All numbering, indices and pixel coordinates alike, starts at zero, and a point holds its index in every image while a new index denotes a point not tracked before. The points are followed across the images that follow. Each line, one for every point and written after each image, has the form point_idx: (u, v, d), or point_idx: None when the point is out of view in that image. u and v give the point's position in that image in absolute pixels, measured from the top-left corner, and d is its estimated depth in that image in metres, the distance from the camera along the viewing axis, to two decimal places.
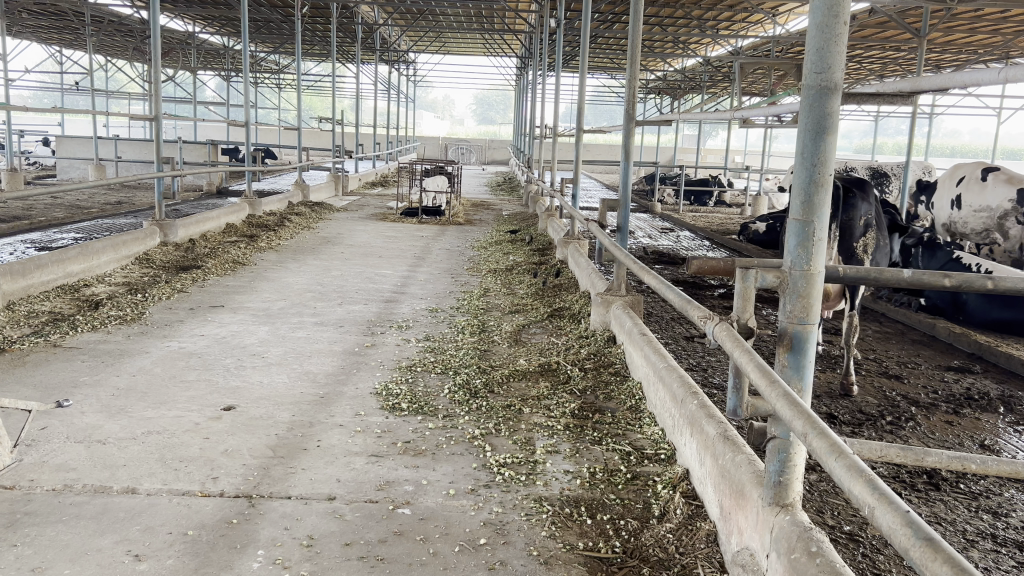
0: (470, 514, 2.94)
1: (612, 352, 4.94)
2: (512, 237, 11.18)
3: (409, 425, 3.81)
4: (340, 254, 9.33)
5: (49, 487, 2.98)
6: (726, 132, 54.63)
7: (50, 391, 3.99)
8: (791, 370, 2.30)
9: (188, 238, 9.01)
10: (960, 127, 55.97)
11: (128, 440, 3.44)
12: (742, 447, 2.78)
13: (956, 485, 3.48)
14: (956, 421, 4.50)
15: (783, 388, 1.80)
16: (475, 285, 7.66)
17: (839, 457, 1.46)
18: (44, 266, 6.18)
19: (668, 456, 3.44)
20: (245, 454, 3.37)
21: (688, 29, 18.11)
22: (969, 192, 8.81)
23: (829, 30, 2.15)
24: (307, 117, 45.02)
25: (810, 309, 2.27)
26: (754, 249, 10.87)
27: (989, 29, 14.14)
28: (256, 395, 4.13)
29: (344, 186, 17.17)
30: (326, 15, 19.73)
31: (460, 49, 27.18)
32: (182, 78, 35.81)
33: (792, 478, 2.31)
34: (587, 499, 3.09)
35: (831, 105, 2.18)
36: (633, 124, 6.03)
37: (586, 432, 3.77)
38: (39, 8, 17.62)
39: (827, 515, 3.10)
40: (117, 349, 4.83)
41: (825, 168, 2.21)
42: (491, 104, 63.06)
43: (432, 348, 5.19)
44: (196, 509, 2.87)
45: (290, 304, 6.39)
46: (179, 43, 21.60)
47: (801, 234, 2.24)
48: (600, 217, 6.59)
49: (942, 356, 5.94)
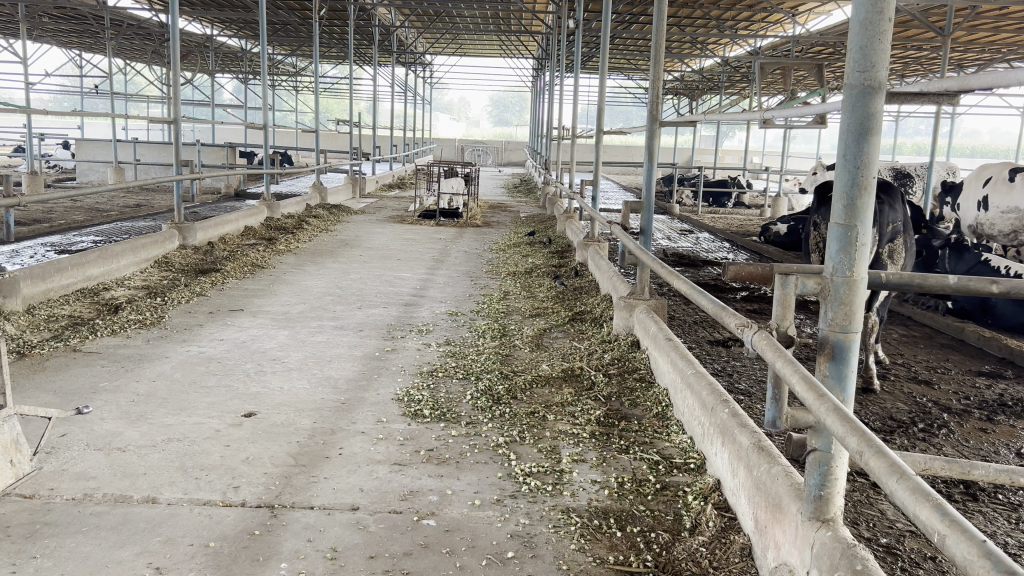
0: (496, 526, 2.87)
1: (636, 357, 4.84)
2: (530, 240, 11.10)
3: (432, 432, 3.75)
4: (358, 257, 9.30)
5: (69, 497, 2.94)
6: (744, 132, 54.25)
7: (70, 397, 3.97)
8: (833, 380, 2.20)
9: (207, 241, 9.02)
10: (980, 129, 55.49)
11: (148, 448, 3.40)
12: (778, 458, 2.69)
13: (995, 496, 3.37)
14: (990, 428, 4.37)
15: (834, 402, 1.68)
16: (494, 288, 7.60)
17: (901, 478, 1.32)
18: (64, 270, 6.18)
19: (697, 466, 3.36)
20: (266, 462, 3.32)
21: (708, 30, 17.96)
22: (996, 193, 8.57)
23: (873, 26, 2.06)
24: (324, 119, 45.31)
25: (853, 316, 2.17)
26: (775, 251, 10.73)
27: (1012, 29, 13.95)
28: (276, 401, 4.08)
29: (361, 188, 17.18)
30: (344, 18, 19.79)
31: (477, 51, 27.20)
32: (201, 82, 36.07)
33: (834, 492, 2.21)
34: (616, 511, 3.01)
35: (875, 103, 2.08)
36: (657, 125, 5.92)
37: (612, 441, 3.69)
38: (59, 12, 17.73)
39: (863, 526, 2.99)
40: (137, 354, 4.81)
41: (868, 171, 2.12)
42: (506, 105, 63.15)
43: (454, 353, 5.12)
44: (218, 520, 2.82)
45: (310, 308, 6.35)
46: (198, 46, 21.73)
47: (843, 239, 2.16)
48: (623, 219, 6.50)
49: (973, 361, 5.79)
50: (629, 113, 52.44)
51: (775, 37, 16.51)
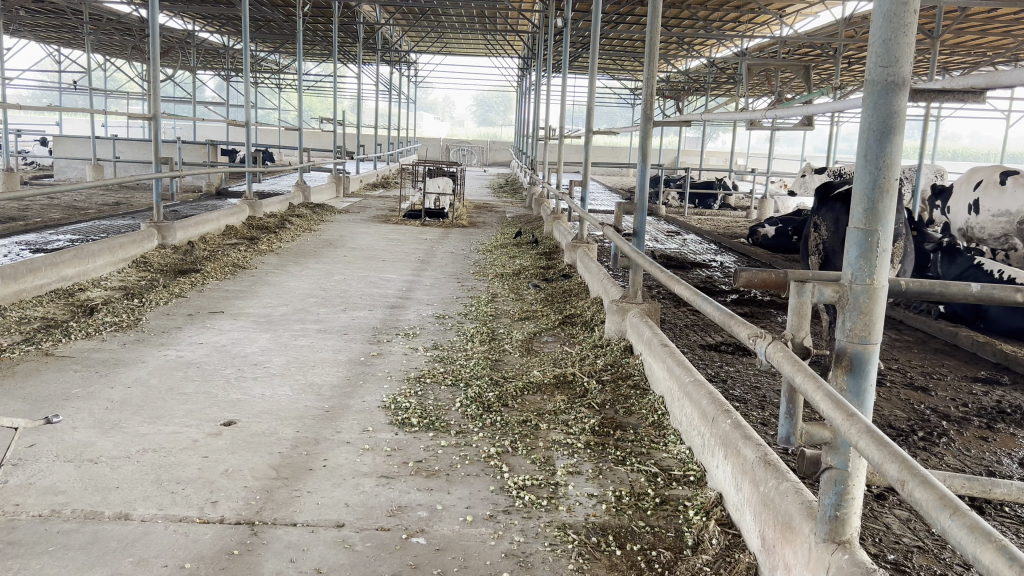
0: (490, 544, 2.73)
1: (629, 362, 4.72)
2: (517, 241, 10.95)
3: (421, 442, 3.59)
4: (342, 257, 9.11)
5: (34, 513, 2.76)
6: (728, 133, 54.67)
7: (40, 405, 3.78)
8: (850, 394, 2.08)
9: (187, 240, 8.81)
10: (958, 132, 56.46)
11: (122, 459, 3.23)
12: (787, 473, 2.57)
13: (1000, 507, 3.15)
14: (990, 437, 4.26)
15: (864, 422, 1.57)
16: (482, 290, 7.45)
17: (955, 515, 1.22)
18: (38, 270, 5.97)
19: (698, 478, 3.24)
20: (246, 475, 3.15)
21: (695, 30, 17.86)
22: (987, 197, 8.55)
23: (898, 18, 1.94)
24: (308, 118, 45.04)
25: (872, 327, 2.04)
26: (764, 253, 10.62)
27: (998, 32, 13.99)
28: (257, 409, 3.91)
29: (344, 187, 16.96)
30: (327, 14, 19.53)
31: (462, 49, 27.05)
32: (181, 79, 35.44)
33: (850, 512, 2.08)
34: (614, 527, 2.88)
35: (898, 101, 1.97)
36: (650, 125, 5.75)
37: (607, 451, 3.56)
38: (37, 6, 17.31)
39: (870, 542, 2.86)
40: (112, 359, 4.61)
41: (889, 171, 1.99)
42: (491, 105, 63.25)
43: (441, 358, 4.97)
44: (194, 538, 2.65)
45: (293, 310, 6.16)
46: (179, 42, 21.45)
47: (863, 244, 2.03)
48: (616, 221, 6.36)
49: (968, 367, 5.71)
50: (615, 114, 52.70)
51: (763, 38, 16.43)
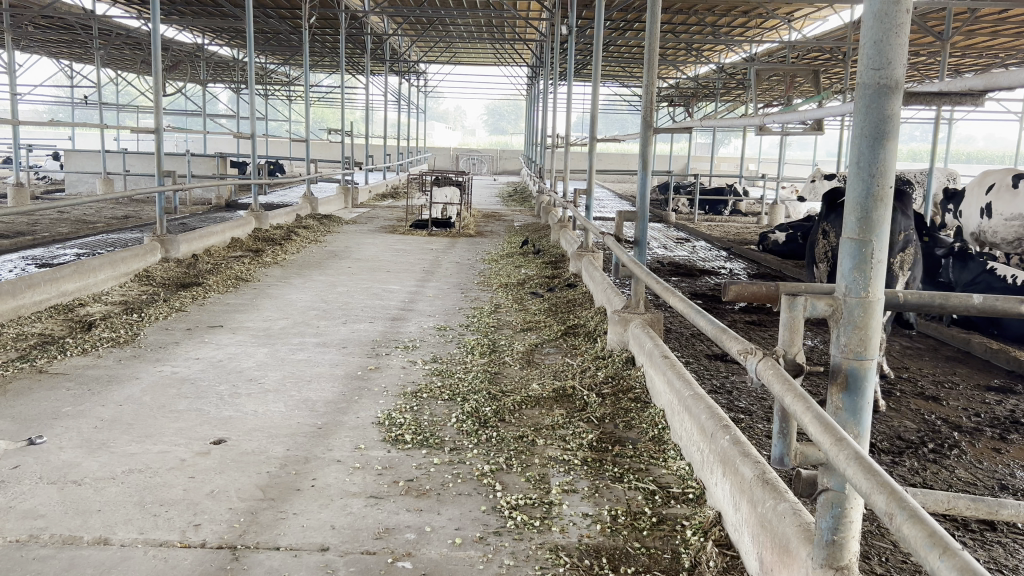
0: (478, 567, 2.64)
1: (630, 374, 4.62)
2: (523, 250, 10.87)
3: (413, 460, 3.51)
4: (346, 268, 9.07)
5: (12, 538, 2.70)
6: (739, 139, 54.56)
7: (28, 424, 3.73)
8: (846, 413, 1.97)
9: (190, 253, 8.78)
10: (974, 135, 56.10)
11: (107, 480, 3.16)
12: (785, 493, 2.45)
13: (1013, 525, 3.02)
14: (1003, 447, 4.12)
15: (855, 448, 1.48)
16: (485, 301, 7.37)
17: (945, 554, 1.15)
18: (37, 285, 5.94)
19: (696, 496, 3.13)
20: (231, 496, 3.08)
21: (703, 35, 17.78)
22: (1000, 200, 8.39)
23: (889, 19, 1.85)
24: (319, 130, 45.23)
25: (868, 341, 1.94)
26: (774, 260, 10.45)
27: (1011, 32, 13.82)
28: (248, 427, 3.84)
29: (352, 198, 16.96)
30: (334, 25, 19.62)
31: (471, 58, 27.17)
32: (194, 92, 35.71)
33: (848, 536, 1.96)
34: (608, 549, 2.78)
35: (892, 106, 1.86)
36: (652, 132, 5.63)
37: (605, 468, 3.46)
38: (48, 21, 17.47)
39: (874, 561, 2.74)
40: (106, 375, 4.56)
41: (884, 179, 1.89)
42: (502, 114, 63.51)
43: (439, 371, 4.88)
44: (173, 564, 2.58)
45: (292, 324, 6.10)
46: (189, 55, 21.61)
47: (857, 254, 1.93)
48: (617, 230, 6.25)
49: (981, 375, 5.56)
50: (625, 121, 52.71)
51: (771, 42, 16.32)
